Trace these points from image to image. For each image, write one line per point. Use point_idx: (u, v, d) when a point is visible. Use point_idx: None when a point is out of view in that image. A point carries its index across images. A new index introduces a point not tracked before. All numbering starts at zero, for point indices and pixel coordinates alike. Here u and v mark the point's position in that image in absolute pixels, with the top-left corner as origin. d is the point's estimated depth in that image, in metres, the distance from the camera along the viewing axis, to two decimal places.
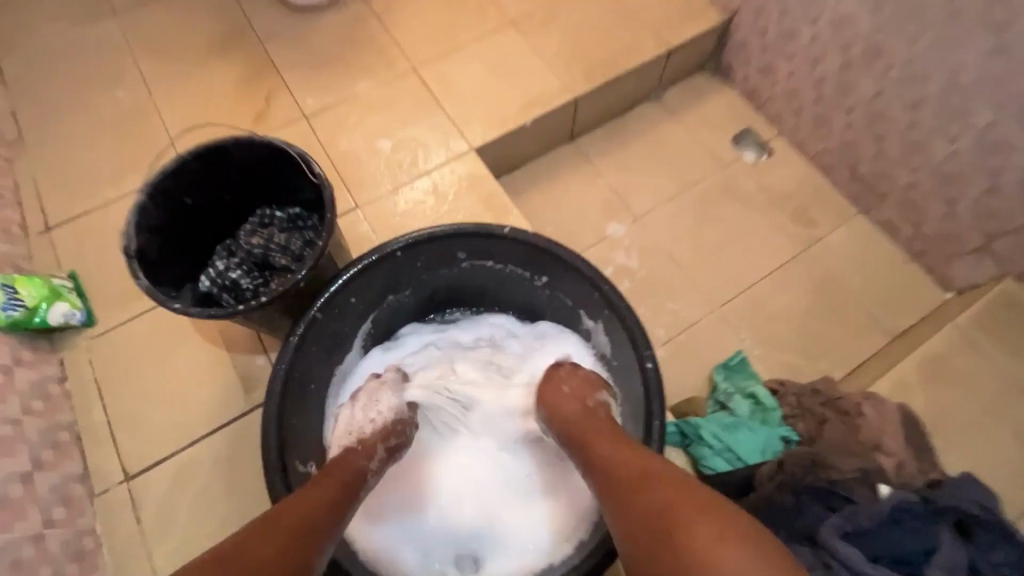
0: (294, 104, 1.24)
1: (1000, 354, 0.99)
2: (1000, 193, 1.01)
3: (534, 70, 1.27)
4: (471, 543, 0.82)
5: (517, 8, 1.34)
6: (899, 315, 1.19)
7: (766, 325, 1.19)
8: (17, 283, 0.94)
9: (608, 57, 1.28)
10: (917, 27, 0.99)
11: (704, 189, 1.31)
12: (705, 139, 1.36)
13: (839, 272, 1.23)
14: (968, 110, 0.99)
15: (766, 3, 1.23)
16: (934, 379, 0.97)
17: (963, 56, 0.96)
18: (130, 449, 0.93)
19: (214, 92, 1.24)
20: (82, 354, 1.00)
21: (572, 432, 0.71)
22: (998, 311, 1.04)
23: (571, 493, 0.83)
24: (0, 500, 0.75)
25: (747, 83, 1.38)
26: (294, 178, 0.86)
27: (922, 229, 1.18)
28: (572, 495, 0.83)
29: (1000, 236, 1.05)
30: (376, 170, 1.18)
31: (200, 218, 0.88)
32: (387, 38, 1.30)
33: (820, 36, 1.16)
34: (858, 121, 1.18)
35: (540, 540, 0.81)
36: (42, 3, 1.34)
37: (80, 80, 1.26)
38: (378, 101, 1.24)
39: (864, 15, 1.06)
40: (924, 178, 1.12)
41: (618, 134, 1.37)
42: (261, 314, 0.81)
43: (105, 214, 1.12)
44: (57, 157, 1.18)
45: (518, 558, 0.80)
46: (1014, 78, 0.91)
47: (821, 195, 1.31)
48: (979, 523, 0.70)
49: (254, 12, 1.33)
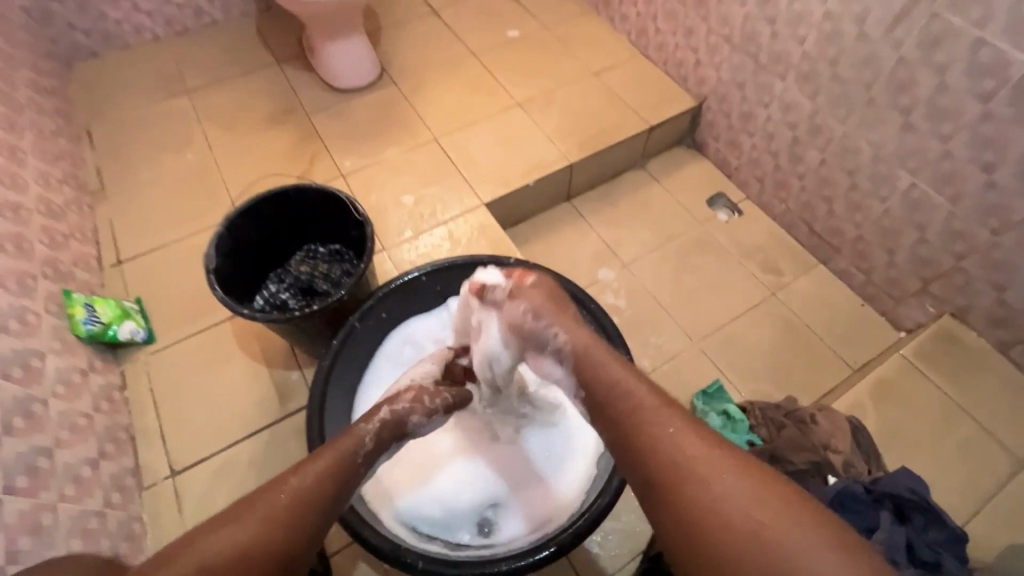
0: (333, 166, 1.47)
1: (939, 380, 1.16)
2: (928, 242, 1.20)
3: (536, 141, 1.52)
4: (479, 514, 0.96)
5: (522, 93, 1.61)
6: (858, 352, 1.34)
7: (740, 359, 1.34)
8: (97, 302, 1.11)
9: (598, 132, 1.53)
10: (845, 110, 1.23)
11: (683, 242, 1.51)
12: (683, 200, 1.58)
13: (803, 313, 1.40)
14: (893, 175, 1.21)
15: (728, 91, 1.49)
16: (882, 400, 1.13)
17: (883, 132, 1.18)
18: (176, 449, 1.07)
19: (268, 155, 1.48)
20: (141, 367, 1.15)
21: (609, 403, 0.69)
22: (940, 343, 1.20)
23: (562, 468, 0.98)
24: (75, 477, 0.87)
25: (717, 155, 1.62)
26: (339, 218, 1.06)
27: (871, 276, 1.36)
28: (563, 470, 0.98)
29: (934, 280, 1.23)
30: (401, 219, 1.39)
31: (260, 250, 1.07)
32: (414, 114, 1.57)
33: (773, 117, 1.40)
34: (810, 185, 1.40)
35: (537, 508, 0.95)
36: (130, 83, 1.61)
37: (156, 143, 1.50)
38: (404, 164, 1.47)
39: (804, 100, 1.31)
40: (867, 231, 1.32)
41: (608, 195, 1.59)
42: (307, 325, 0.98)
43: (169, 251, 1.31)
44: (131, 204, 1.39)
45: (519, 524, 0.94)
46: (922, 150, 1.13)
47: (784, 248, 1.50)
48: (912, 507, 0.83)
49: (305, 93, 1.60)
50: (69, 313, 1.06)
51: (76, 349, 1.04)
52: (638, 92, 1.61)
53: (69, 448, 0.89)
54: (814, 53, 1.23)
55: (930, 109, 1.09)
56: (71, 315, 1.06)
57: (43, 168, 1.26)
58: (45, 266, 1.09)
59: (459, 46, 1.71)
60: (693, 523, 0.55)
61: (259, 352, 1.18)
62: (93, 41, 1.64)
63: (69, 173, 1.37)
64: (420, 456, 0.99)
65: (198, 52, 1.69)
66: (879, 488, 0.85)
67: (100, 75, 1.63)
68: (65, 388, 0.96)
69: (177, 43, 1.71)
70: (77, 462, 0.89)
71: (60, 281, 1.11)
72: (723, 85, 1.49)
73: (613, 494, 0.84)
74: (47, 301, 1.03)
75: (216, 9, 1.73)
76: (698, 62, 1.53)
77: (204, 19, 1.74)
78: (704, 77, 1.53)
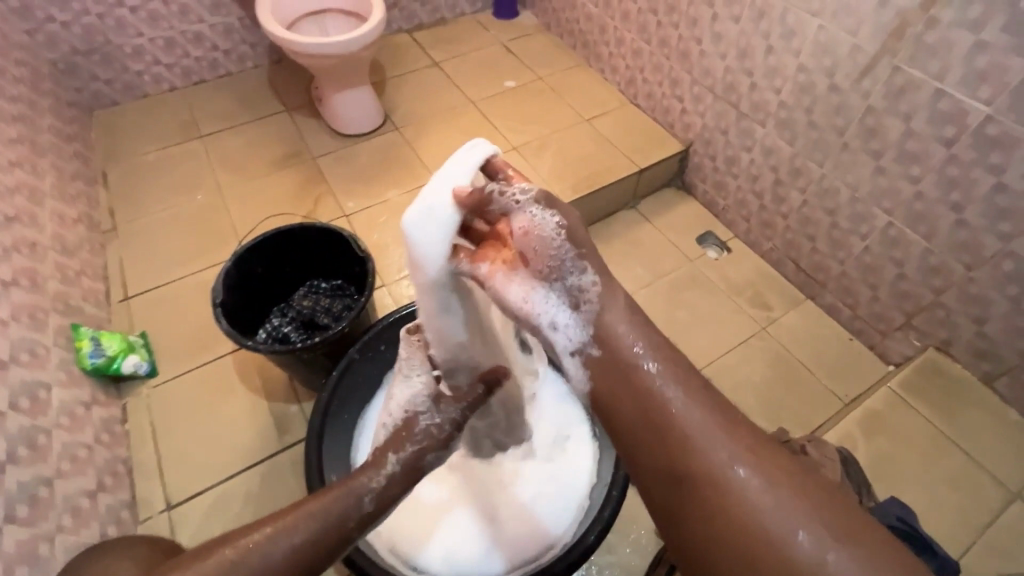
0: (337, 206, 1.53)
1: (926, 413, 1.18)
2: (908, 277, 1.25)
3: (532, 183, 1.59)
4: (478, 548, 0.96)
5: (518, 139, 1.70)
6: (848, 385, 1.37)
7: (732, 393, 1.36)
8: (103, 336, 1.14)
9: (591, 175, 1.61)
10: (822, 155, 1.31)
11: (674, 278, 1.56)
12: (673, 238, 1.64)
13: (793, 348, 1.43)
14: (870, 214, 1.27)
15: (712, 137, 1.57)
16: (871, 433, 1.15)
17: (858, 175, 1.25)
18: (173, 482, 1.08)
19: (275, 196, 1.55)
20: (142, 400, 1.17)
21: (620, 381, 0.65)
22: (926, 376, 1.22)
23: (556, 492, 1.00)
24: (73, 508, 0.88)
25: (705, 196, 1.69)
26: (341, 254, 1.11)
27: (857, 310, 1.40)
28: (556, 494, 1.00)
29: (917, 314, 1.27)
30: (402, 257, 1.44)
31: (265, 285, 1.11)
32: (416, 158, 1.65)
33: (756, 160, 1.48)
34: (794, 224, 1.46)
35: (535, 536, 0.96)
36: (146, 129, 1.70)
37: (168, 185, 1.57)
38: (405, 204, 1.54)
39: (784, 145, 1.38)
40: (850, 267, 1.37)
41: (601, 234, 1.65)
42: (308, 356, 1.01)
43: (176, 287, 1.36)
44: (141, 243, 1.44)
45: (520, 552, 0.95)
46: (896, 191, 1.20)
47: (773, 284, 1.55)
48: (906, 539, 0.82)
49: (312, 138, 1.69)
50: (76, 346, 1.09)
51: (81, 382, 1.07)
52: (628, 137, 1.70)
53: (69, 479, 0.90)
54: (791, 102, 1.32)
55: (899, 152, 1.16)
56: (78, 348, 1.09)
57: (60, 207, 1.32)
58: (56, 300, 1.13)
59: (460, 96, 1.82)
60: (708, 509, 0.57)
61: (260, 385, 1.20)
62: (115, 91, 1.74)
63: (84, 213, 1.43)
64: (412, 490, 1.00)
65: (213, 101, 1.79)
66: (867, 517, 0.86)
67: (118, 122, 1.72)
68: (69, 420, 0.97)
69: (193, 92, 1.81)
70: (76, 494, 0.90)
71: (69, 315, 1.14)
72: (708, 131, 1.58)
73: (603, 525, 0.87)
74: (57, 334, 1.06)
75: (231, 62, 1.85)
76: (684, 110, 1.62)
77: (219, 70, 1.85)
78: (690, 124, 1.62)
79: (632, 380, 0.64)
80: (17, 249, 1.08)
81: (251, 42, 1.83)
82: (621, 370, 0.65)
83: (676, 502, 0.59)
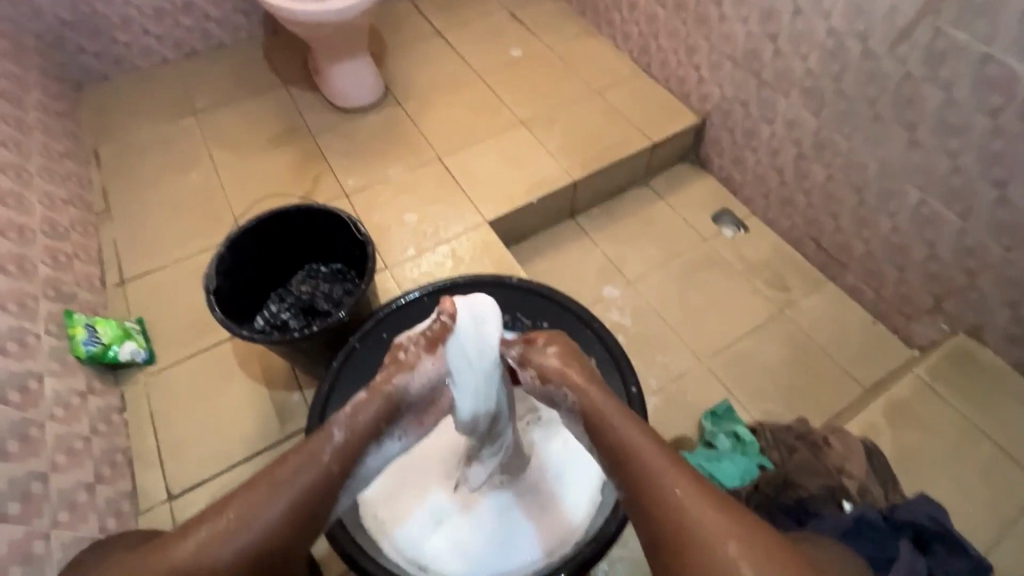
0: (336, 185, 1.47)
1: (955, 399, 1.13)
2: (939, 258, 1.18)
3: (540, 159, 1.52)
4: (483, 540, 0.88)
5: (525, 112, 1.62)
6: (870, 370, 1.31)
7: (749, 378, 1.31)
8: (97, 323, 1.11)
9: (602, 149, 1.53)
10: (850, 127, 1.22)
11: (688, 258, 1.49)
12: (688, 216, 1.57)
13: (813, 332, 1.37)
14: (901, 190, 1.19)
15: (731, 108, 1.49)
16: (897, 421, 1.11)
17: (890, 148, 1.17)
18: (174, 473, 1.06)
19: (273, 175, 1.49)
20: (141, 388, 1.14)
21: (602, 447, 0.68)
22: (954, 361, 1.17)
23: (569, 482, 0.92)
24: (70, 502, 0.86)
25: (722, 171, 1.61)
26: (340, 237, 1.06)
27: (882, 292, 1.34)
28: (569, 483, 0.92)
29: (947, 297, 1.20)
30: (405, 237, 1.38)
31: (261, 270, 1.07)
32: (418, 134, 1.57)
33: (777, 133, 1.39)
34: (816, 201, 1.38)
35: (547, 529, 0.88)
36: (138, 105, 1.63)
37: (162, 164, 1.51)
38: (408, 182, 1.48)
39: (808, 116, 1.30)
40: (876, 247, 1.30)
41: (612, 211, 1.59)
42: (307, 345, 0.97)
43: (173, 271, 1.31)
44: (135, 225, 1.39)
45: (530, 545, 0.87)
46: (930, 166, 1.12)
47: (792, 264, 1.48)
48: (933, 536, 0.81)
49: (310, 113, 1.61)
50: (70, 334, 1.06)
51: (76, 371, 1.04)
52: (641, 109, 1.61)
53: (65, 472, 0.88)
54: (818, 70, 1.23)
55: (937, 124, 1.07)
56: (72, 336, 1.06)
57: (49, 189, 1.27)
58: (47, 286, 1.09)
59: (463, 66, 1.73)
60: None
61: (260, 372, 1.17)
62: (104, 65, 1.67)
63: (75, 194, 1.38)
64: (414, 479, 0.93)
65: (206, 75, 1.71)
66: (895, 514, 0.82)
67: (109, 97, 1.65)
68: (63, 410, 0.95)
69: (185, 65, 1.73)
70: (71, 487, 0.88)
71: (62, 302, 1.10)
72: (727, 102, 1.49)
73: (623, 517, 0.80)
74: (48, 322, 1.03)
75: (224, 32, 1.76)
76: (701, 79, 1.53)
77: (212, 42, 1.76)
78: (707, 94, 1.53)
79: (613, 451, 0.67)
80: (3, 234, 1.04)
81: (244, 11, 1.75)
82: (608, 434, 0.68)
83: (665, 573, 0.61)
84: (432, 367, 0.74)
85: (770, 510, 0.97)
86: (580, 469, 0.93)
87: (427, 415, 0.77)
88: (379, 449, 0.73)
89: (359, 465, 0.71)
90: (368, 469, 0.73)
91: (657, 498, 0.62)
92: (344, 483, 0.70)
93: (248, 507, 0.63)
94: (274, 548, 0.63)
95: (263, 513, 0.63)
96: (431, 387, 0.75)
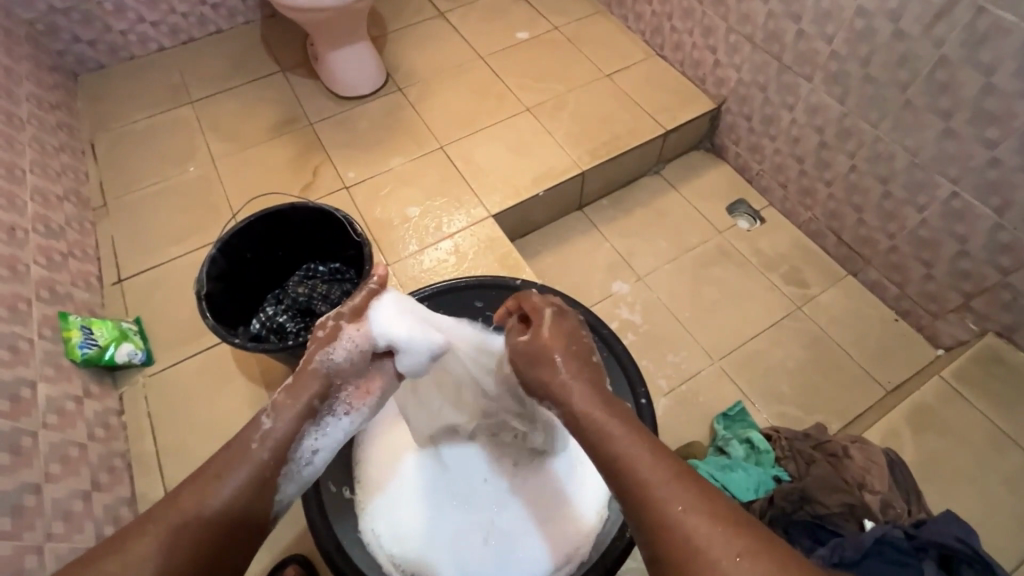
0: (336, 177, 1.42)
1: (984, 405, 1.07)
2: (970, 255, 1.11)
3: (548, 148, 1.46)
4: (495, 542, 0.86)
5: (532, 98, 1.55)
6: (892, 372, 1.26)
7: (764, 378, 1.26)
8: (93, 325, 1.08)
9: (612, 138, 1.46)
10: (877, 114, 1.15)
11: (702, 252, 1.43)
12: (702, 208, 1.50)
13: (832, 330, 1.31)
14: (932, 182, 1.11)
15: (749, 93, 1.40)
16: (921, 429, 1.06)
17: (921, 137, 1.09)
18: (172, 479, 1.04)
19: (272, 167, 1.45)
20: (139, 390, 1.12)
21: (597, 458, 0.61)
22: (984, 363, 1.11)
23: (579, 482, 0.90)
24: (65, 513, 0.85)
25: (739, 159, 1.53)
26: (337, 236, 1.02)
27: (906, 289, 1.27)
28: (579, 484, 0.90)
29: (977, 296, 1.14)
30: (406, 232, 1.34)
31: (255, 271, 1.03)
32: (420, 122, 1.51)
33: (798, 120, 1.32)
34: (838, 192, 1.31)
35: (560, 531, 0.86)
36: (134, 95, 1.59)
37: (159, 157, 1.47)
38: (410, 174, 1.42)
39: (832, 102, 1.22)
40: (902, 243, 1.23)
41: (622, 203, 1.52)
42: (304, 351, 0.93)
43: (171, 268, 1.29)
44: (132, 220, 1.36)
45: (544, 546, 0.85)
46: (965, 157, 1.04)
47: (811, 258, 1.41)
48: (961, 558, 0.77)
49: (309, 102, 1.56)
50: (65, 337, 1.03)
51: (72, 375, 1.02)
52: (653, 94, 1.54)
53: (59, 481, 0.86)
54: (844, 52, 1.15)
55: (974, 112, 1.00)
56: (67, 339, 1.03)
57: (42, 185, 1.24)
58: (41, 288, 1.06)
59: (467, 50, 1.66)
60: None
61: (258, 374, 1.14)
62: (99, 53, 1.62)
63: (71, 189, 1.35)
64: (419, 479, 0.91)
65: (203, 62, 1.66)
66: (921, 535, 0.79)
67: (105, 87, 1.61)
68: (57, 417, 0.93)
69: (182, 53, 1.68)
70: (67, 497, 0.86)
71: (57, 303, 1.08)
72: (744, 87, 1.41)
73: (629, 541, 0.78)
74: (42, 325, 1.01)
75: (220, 18, 1.71)
76: (717, 62, 1.45)
77: (209, 27, 1.71)
78: (724, 78, 1.45)
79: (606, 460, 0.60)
80: None
81: None
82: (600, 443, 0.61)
83: None
84: (357, 333, 0.70)
85: (786, 526, 0.95)
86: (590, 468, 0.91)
87: (371, 386, 0.72)
88: (314, 431, 0.68)
89: (296, 448, 0.66)
90: (307, 452, 0.68)
91: (657, 519, 0.54)
92: (282, 471, 0.65)
93: (196, 501, 0.58)
94: (223, 536, 0.58)
95: (209, 505, 0.58)
96: (361, 357, 0.70)
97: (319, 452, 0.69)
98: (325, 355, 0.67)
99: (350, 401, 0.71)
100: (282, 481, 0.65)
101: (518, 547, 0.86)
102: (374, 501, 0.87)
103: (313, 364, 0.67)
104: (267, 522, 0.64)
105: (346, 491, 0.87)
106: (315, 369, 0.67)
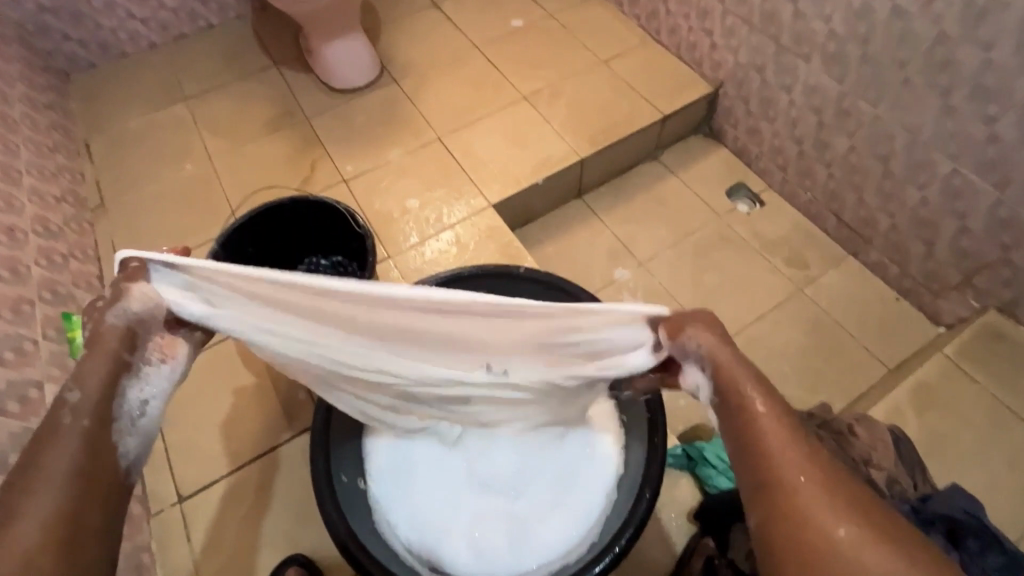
0: (335, 171, 1.42)
1: (988, 380, 1.08)
2: (971, 233, 1.11)
3: (547, 136, 1.45)
4: (512, 524, 0.87)
5: (529, 86, 1.54)
6: (894, 350, 1.27)
7: (767, 360, 1.27)
8: None
9: (610, 125, 1.46)
10: (876, 93, 1.14)
11: (703, 237, 1.43)
12: (701, 193, 1.50)
13: (833, 310, 1.32)
14: (931, 161, 1.12)
15: (747, 76, 1.40)
16: (925, 406, 1.07)
17: (920, 116, 1.09)
18: (184, 476, 1.04)
19: (270, 162, 1.44)
20: None
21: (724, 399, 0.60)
22: (986, 340, 1.12)
23: (592, 466, 0.90)
24: None
25: (737, 143, 1.53)
26: (338, 228, 1.05)
27: (907, 268, 1.28)
28: (592, 469, 0.89)
29: (977, 273, 1.14)
30: (406, 225, 1.33)
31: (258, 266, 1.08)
32: (417, 114, 1.51)
33: (796, 102, 1.31)
34: (838, 173, 1.31)
35: (575, 515, 0.87)
36: (125, 93, 1.57)
37: (155, 154, 1.46)
38: (408, 166, 1.42)
39: (831, 82, 1.21)
40: (902, 222, 1.23)
41: (622, 189, 1.52)
42: None
43: None
44: (130, 219, 1.36)
45: (562, 528, 0.86)
46: (964, 134, 1.04)
47: (812, 240, 1.42)
48: (968, 530, 0.78)
49: (304, 96, 1.55)
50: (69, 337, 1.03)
51: None
52: (649, 79, 1.53)
53: None
54: (842, 32, 1.14)
55: (973, 88, 1.00)
56: None
57: (39, 187, 1.23)
58: (43, 289, 1.06)
59: (462, 39, 1.64)
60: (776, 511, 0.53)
61: (264, 369, 1.14)
62: (90, 52, 1.60)
63: (68, 190, 1.34)
64: (429, 468, 0.91)
65: (196, 58, 1.64)
66: (927, 509, 0.81)
67: (97, 86, 1.59)
68: None
69: (173, 50, 1.66)
70: None
71: (60, 305, 1.08)
72: (742, 69, 1.40)
73: (636, 526, 0.78)
74: (46, 326, 1.01)
75: (211, 12, 1.68)
76: (714, 45, 1.44)
77: (200, 23, 1.69)
78: (721, 62, 1.44)
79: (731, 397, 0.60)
80: None
81: None
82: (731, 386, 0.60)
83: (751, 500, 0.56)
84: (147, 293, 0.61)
85: None
86: (600, 452, 0.90)
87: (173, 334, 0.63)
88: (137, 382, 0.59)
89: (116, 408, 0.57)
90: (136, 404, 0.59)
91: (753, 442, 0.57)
92: (111, 428, 0.56)
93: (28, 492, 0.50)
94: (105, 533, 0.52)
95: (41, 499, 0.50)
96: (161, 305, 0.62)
97: (152, 402, 0.60)
98: (114, 312, 0.58)
99: (163, 347, 0.62)
100: (116, 438, 0.56)
101: (536, 528, 0.87)
102: (386, 491, 0.89)
103: (105, 323, 0.58)
104: (121, 477, 0.56)
105: (360, 483, 0.89)
106: (109, 327, 0.57)
